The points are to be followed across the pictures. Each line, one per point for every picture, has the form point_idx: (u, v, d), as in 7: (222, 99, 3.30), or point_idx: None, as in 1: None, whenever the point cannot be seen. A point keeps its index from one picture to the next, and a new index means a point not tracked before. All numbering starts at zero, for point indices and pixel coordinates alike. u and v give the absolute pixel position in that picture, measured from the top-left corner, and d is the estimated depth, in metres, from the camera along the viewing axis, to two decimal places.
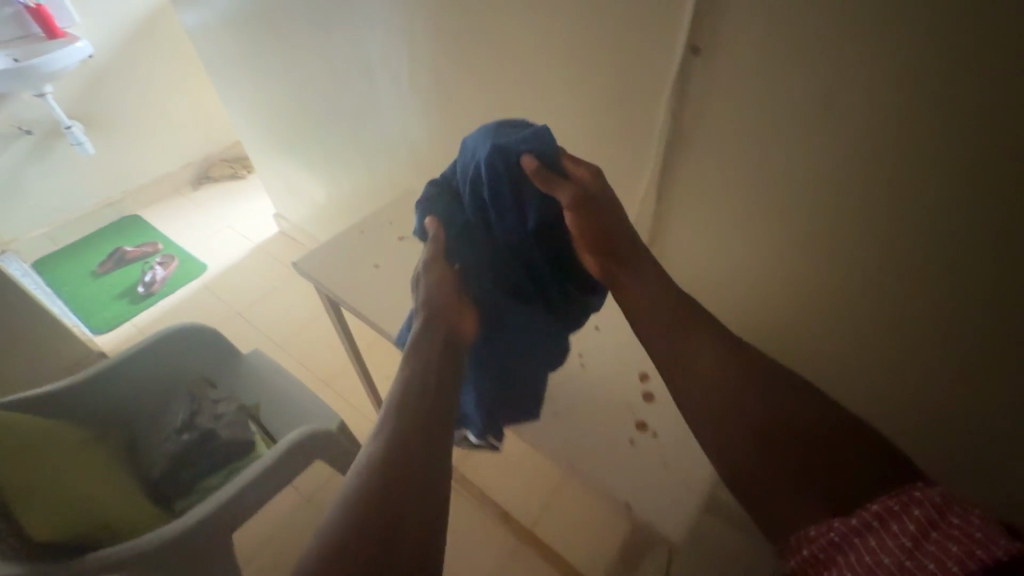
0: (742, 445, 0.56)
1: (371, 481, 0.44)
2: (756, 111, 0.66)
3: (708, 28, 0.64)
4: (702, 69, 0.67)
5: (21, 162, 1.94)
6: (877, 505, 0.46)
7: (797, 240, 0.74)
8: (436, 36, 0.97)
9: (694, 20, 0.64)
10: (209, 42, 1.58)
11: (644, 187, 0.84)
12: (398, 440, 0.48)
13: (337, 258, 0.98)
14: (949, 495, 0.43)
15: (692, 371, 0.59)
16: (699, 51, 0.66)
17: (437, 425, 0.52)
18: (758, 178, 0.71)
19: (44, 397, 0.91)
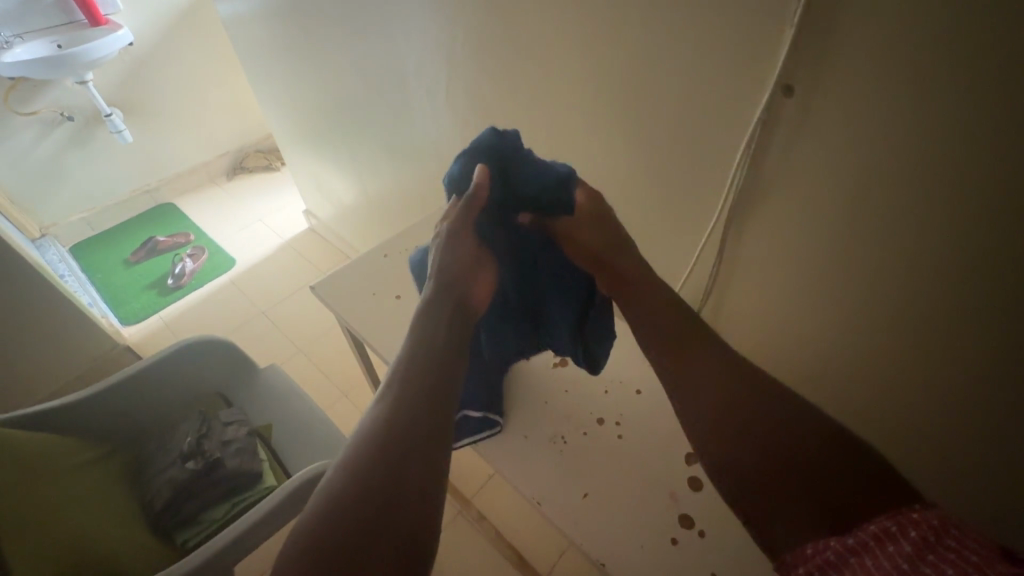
0: (737, 450, 0.51)
1: (370, 446, 0.45)
2: (859, 172, 0.53)
3: (807, 65, 0.51)
4: (793, 113, 0.55)
5: (62, 148, 1.96)
6: (874, 525, 0.42)
7: (892, 325, 0.60)
8: (475, 49, 0.87)
9: (790, 54, 0.51)
10: (245, 37, 1.53)
11: (706, 236, 0.72)
12: (402, 421, 0.47)
13: (359, 284, 0.93)
14: (945, 516, 0.40)
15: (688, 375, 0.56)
16: (792, 92, 0.54)
17: (441, 415, 0.49)
18: (851, 251, 0.58)
19: (47, 414, 0.88)
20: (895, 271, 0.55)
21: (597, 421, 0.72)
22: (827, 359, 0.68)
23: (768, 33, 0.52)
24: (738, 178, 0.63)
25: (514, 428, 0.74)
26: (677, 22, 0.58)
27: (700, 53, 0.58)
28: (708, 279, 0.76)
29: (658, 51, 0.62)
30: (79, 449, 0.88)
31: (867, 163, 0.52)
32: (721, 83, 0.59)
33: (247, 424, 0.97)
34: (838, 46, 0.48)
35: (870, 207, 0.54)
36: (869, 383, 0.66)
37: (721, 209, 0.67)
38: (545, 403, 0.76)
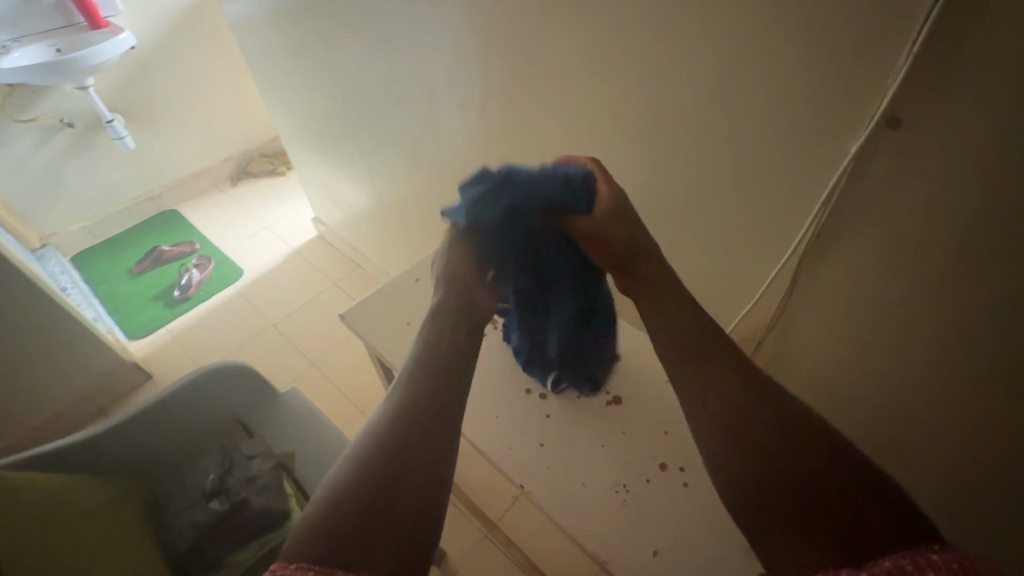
0: (733, 458, 0.42)
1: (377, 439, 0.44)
2: (975, 216, 0.47)
3: (923, 96, 0.45)
4: (898, 146, 0.49)
5: (62, 155, 1.89)
6: (887, 560, 0.34)
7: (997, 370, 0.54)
8: (513, 63, 0.82)
9: (902, 82, 0.46)
10: (253, 43, 1.48)
11: (778, 269, 0.66)
12: (404, 415, 0.46)
13: (391, 312, 0.88)
14: (970, 560, 0.32)
15: (689, 383, 0.46)
16: (900, 124, 0.48)
17: (447, 418, 0.47)
18: (953, 297, 0.52)
19: (61, 451, 0.85)
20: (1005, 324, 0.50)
21: (660, 466, 0.66)
22: (909, 405, 0.63)
23: (879, 57, 0.46)
24: (824, 210, 0.57)
25: (572, 473, 0.66)
26: (763, 42, 0.53)
27: (790, 76, 0.53)
28: (774, 312, 0.70)
29: (736, 72, 0.56)
30: (96, 488, 0.84)
31: (987, 207, 0.46)
32: (814, 109, 0.53)
33: (272, 456, 0.92)
34: (967, 77, 0.42)
35: (983, 254, 0.48)
36: (958, 435, 0.60)
37: (798, 242, 0.62)
38: (603, 445, 0.68)
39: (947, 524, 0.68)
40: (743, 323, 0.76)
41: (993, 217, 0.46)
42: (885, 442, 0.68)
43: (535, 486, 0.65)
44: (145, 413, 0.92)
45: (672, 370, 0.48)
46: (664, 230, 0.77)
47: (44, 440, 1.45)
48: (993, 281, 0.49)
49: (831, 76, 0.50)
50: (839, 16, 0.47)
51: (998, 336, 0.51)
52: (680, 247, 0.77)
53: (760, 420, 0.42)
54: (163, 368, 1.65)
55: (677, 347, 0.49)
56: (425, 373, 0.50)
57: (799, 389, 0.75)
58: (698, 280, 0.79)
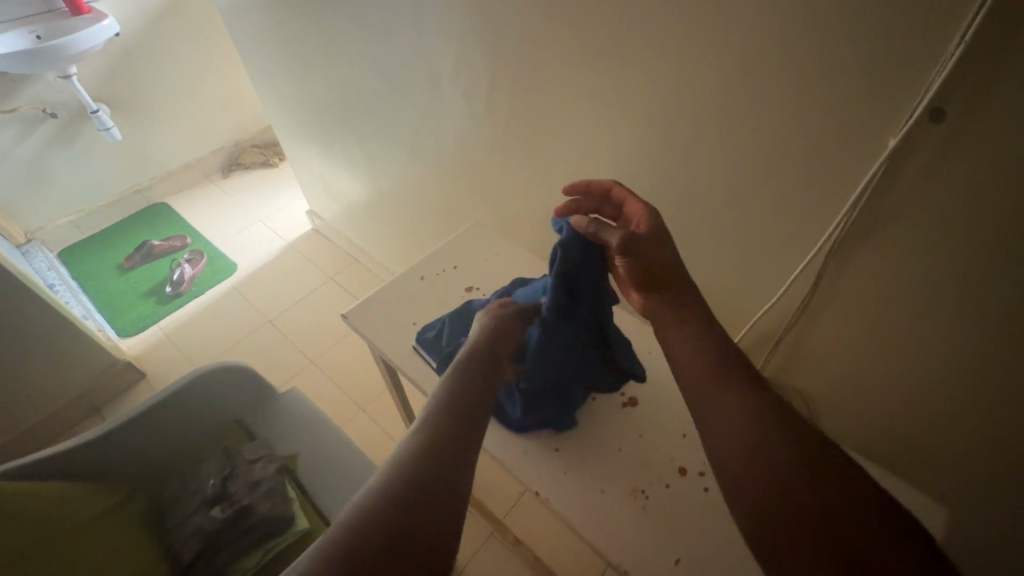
0: (758, 485, 0.41)
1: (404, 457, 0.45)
2: (1020, 211, 0.46)
3: (971, 88, 0.44)
4: (941, 140, 0.48)
5: (46, 147, 1.83)
6: None
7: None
8: (523, 53, 0.79)
9: (949, 75, 0.45)
10: (244, 31, 1.43)
11: (802, 265, 0.65)
12: (440, 432, 0.48)
13: (396, 311, 0.85)
14: None
15: (712, 410, 0.47)
16: (943, 117, 0.47)
17: (466, 444, 0.48)
18: (987, 294, 0.52)
19: (56, 458, 0.82)
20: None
21: (678, 471, 0.64)
22: (935, 399, 0.63)
23: (923, 50, 0.45)
24: (855, 207, 0.57)
25: (588, 478, 0.64)
26: (798, 31, 0.51)
27: (826, 68, 0.51)
28: (796, 309, 0.70)
29: (768, 63, 0.55)
30: (91, 499, 0.81)
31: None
32: (850, 102, 0.52)
33: (275, 460, 0.90)
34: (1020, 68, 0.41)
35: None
36: (986, 429, 0.60)
37: (826, 238, 0.61)
38: (619, 448, 0.67)
39: (969, 517, 0.68)
40: (762, 319, 0.75)
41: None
42: (909, 436, 0.68)
43: (551, 492, 0.63)
44: (139, 419, 0.89)
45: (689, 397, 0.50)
46: (681, 225, 0.75)
47: (36, 441, 1.42)
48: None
49: (871, 68, 0.49)
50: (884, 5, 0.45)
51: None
52: (696, 244, 0.76)
53: (768, 435, 0.43)
54: (157, 366, 1.61)
55: (692, 377, 0.51)
56: (446, 404, 0.52)
57: (819, 386, 0.75)
58: (714, 277, 0.77)
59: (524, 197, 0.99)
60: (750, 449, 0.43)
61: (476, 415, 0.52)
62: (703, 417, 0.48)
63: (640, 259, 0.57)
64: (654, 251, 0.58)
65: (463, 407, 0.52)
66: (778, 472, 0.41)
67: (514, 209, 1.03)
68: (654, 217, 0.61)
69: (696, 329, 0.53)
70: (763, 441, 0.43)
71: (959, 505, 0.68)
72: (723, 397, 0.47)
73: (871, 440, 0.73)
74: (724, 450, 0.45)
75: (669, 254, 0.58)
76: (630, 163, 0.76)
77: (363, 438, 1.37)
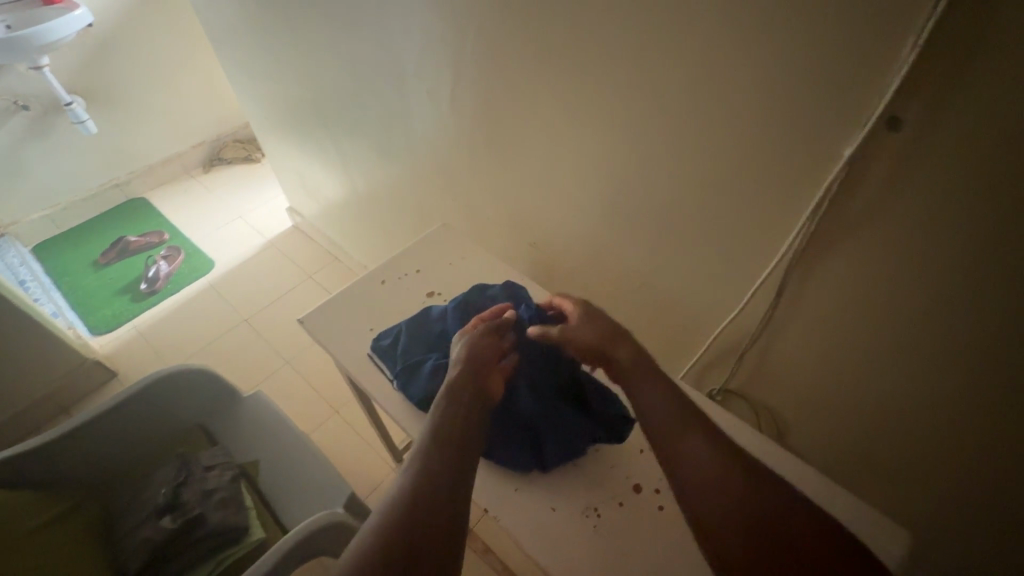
0: (726, 523, 0.43)
1: (400, 500, 0.47)
2: (979, 224, 0.44)
3: (929, 95, 0.42)
4: (899, 150, 0.46)
5: (18, 140, 1.78)
6: None
7: (992, 386, 0.51)
8: (485, 51, 0.76)
9: (906, 81, 0.43)
10: (216, 24, 1.39)
11: (765, 275, 0.63)
12: (431, 472, 0.49)
13: (354, 316, 0.83)
14: None
15: (676, 449, 0.48)
16: (901, 125, 0.45)
17: (457, 474, 0.50)
18: (947, 309, 0.50)
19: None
20: (1000, 333, 0.48)
21: (634, 488, 0.62)
22: (898, 415, 0.61)
23: (875, 54, 0.43)
24: (816, 218, 0.55)
25: (541, 494, 0.62)
26: (752, 32, 0.49)
27: (782, 70, 0.49)
28: (760, 319, 0.67)
29: (726, 64, 0.52)
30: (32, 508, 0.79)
31: (992, 214, 0.43)
32: (805, 108, 0.50)
33: (231, 468, 0.88)
34: (978, 74, 0.39)
35: (985, 264, 0.46)
36: (948, 444, 0.58)
37: (787, 248, 0.59)
38: (575, 462, 0.64)
39: (934, 533, 0.66)
40: (726, 328, 0.73)
41: (996, 226, 0.44)
42: (874, 450, 0.66)
43: (503, 508, 0.61)
44: (89, 425, 0.85)
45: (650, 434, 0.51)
46: (645, 231, 0.74)
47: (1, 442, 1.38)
48: (995, 291, 0.46)
49: (828, 71, 0.47)
50: (839, 4, 0.43)
51: (993, 345, 0.49)
52: (660, 251, 0.74)
53: (726, 468, 0.46)
54: (129, 365, 1.57)
55: (656, 415, 0.51)
56: (433, 437, 0.53)
57: (784, 398, 0.73)
58: (678, 286, 0.76)
59: (492, 200, 0.96)
60: (714, 483, 0.45)
61: (467, 442, 0.53)
62: (668, 452, 0.48)
63: (579, 337, 0.61)
64: (596, 329, 0.61)
65: (452, 435, 0.53)
66: (737, 505, 0.44)
67: (483, 211, 1.00)
68: (584, 304, 0.65)
69: (649, 376, 0.55)
70: (725, 475, 0.45)
71: (924, 521, 0.66)
72: (685, 432, 0.48)
73: (837, 454, 0.71)
74: (689, 483, 0.46)
75: (610, 328, 0.61)
76: (591, 168, 0.74)
77: (334, 441, 1.34)
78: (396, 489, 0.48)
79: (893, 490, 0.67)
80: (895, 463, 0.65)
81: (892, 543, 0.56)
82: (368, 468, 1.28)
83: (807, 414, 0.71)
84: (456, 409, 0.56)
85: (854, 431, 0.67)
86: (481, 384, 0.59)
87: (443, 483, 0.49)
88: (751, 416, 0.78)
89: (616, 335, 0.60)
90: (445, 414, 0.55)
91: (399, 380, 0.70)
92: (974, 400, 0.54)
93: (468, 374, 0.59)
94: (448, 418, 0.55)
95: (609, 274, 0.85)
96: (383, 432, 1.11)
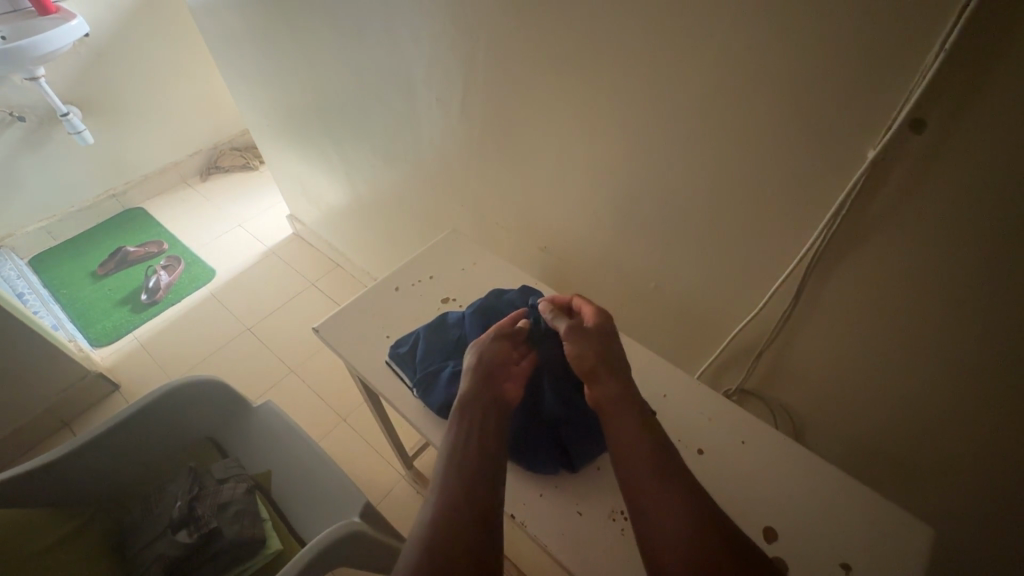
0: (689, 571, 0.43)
1: (430, 524, 0.47)
2: (1005, 224, 0.45)
3: (951, 99, 0.43)
4: (922, 152, 0.47)
5: (14, 151, 1.76)
6: None
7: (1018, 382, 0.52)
8: (496, 58, 0.76)
9: (930, 85, 0.43)
10: (217, 34, 1.39)
11: (783, 276, 0.63)
12: (454, 494, 0.50)
13: (368, 325, 0.83)
14: None
15: (647, 496, 0.49)
16: (924, 128, 0.45)
17: (483, 492, 0.50)
18: (971, 308, 0.51)
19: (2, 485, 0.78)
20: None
21: None
22: (919, 411, 0.61)
23: (899, 58, 0.44)
24: (836, 219, 0.55)
25: (565, 500, 0.62)
26: (773, 38, 0.49)
27: (803, 76, 0.49)
28: (778, 321, 0.68)
29: (746, 69, 0.53)
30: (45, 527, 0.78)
31: (1017, 215, 0.44)
32: (827, 112, 0.50)
33: (245, 479, 0.87)
34: (1005, 75, 0.40)
35: (1010, 264, 0.46)
36: (968, 442, 0.59)
37: (806, 250, 0.59)
38: (598, 467, 0.64)
39: (955, 529, 0.66)
40: (743, 330, 0.73)
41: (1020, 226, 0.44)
42: (894, 448, 0.67)
43: (528, 515, 0.61)
44: (98, 441, 0.84)
45: (627, 474, 0.51)
46: (660, 235, 0.74)
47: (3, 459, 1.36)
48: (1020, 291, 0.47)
49: (850, 76, 0.47)
50: (862, 11, 0.43)
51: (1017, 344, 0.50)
52: (676, 254, 0.74)
53: (694, 518, 0.46)
54: (131, 378, 1.55)
55: (631, 457, 0.52)
56: (454, 458, 0.53)
57: (801, 397, 0.73)
58: (694, 289, 0.76)
59: (501, 204, 0.97)
60: (684, 531, 0.46)
61: (490, 458, 0.54)
62: (644, 496, 0.49)
63: (579, 348, 0.61)
64: (598, 342, 0.62)
65: (474, 453, 0.54)
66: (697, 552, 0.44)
67: (492, 216, 1.01)
68: (604, 315, 0.66)
69: (631, 413, 0.56)
70: (693, 525, 0.46)
71: (943, 518, 0.66)
72: (657, 479, 0.49)
73: (856, 452, 0.72)
74: (661, 528, 0.47)
75: (609, 347, 0.62)
76: (605, 173, 0.74)
77: (343, 449, 1.33)
78: (426, 515, 0.49)
79: (915, 489, 0.67)
80: (917, 461, 0.65)
81: (916, 540, 0.56)
82: (378, 476, 1.27)
83: (826, 413, 0.72)
84: (471, 421, 0.57)
85: (874, 429, 0.67)
86: (495, 389, 0.60)
87: (471, 498, 0.49)
88: (767, 415, 0.79)
89: (612, 357, 0.61)
90: (459, 428, 0.56)
91: (419, 389, 0.70)
92: (998, 398, 0.54)
93: (480, 382, 0.61)
94: (463, 432, 0.56)
95: (622, 278, 0.85)
96: (395, 439, 1.11)
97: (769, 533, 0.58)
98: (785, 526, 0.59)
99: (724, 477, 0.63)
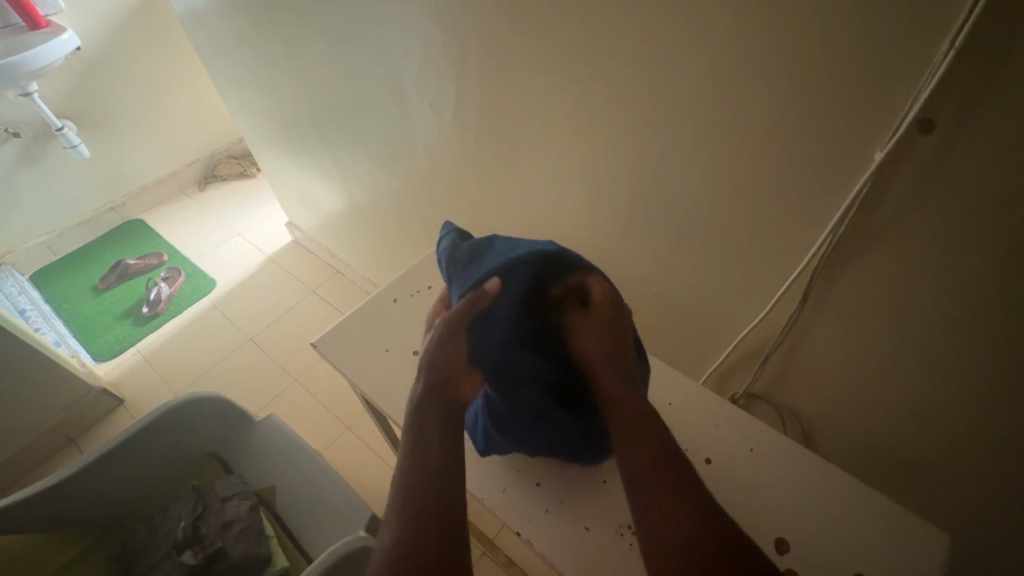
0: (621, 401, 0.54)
1: (402, 504, 0.47)
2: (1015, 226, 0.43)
3: (963, 98, 0.41)
4: (930, 153, 0.45)
5: (11, 167, 1.75)
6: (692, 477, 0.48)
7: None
8: (489, 62, 0.75)
9: (938, 85, 0.41)
10: (209, 45, 1.37)
11: (790, 279, 0.62)
12: (421, 477, 0.49)
13: (367, 338, 0.82)
14: None
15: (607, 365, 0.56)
16: (932, 128, 0.44)
17: (454, 476, 0.50)
18: (981, 310, 0.49)
19: None
20: None
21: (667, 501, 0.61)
22: (931, 414, 0.60)
23: (904, 58, 0.42)
24: (842, 223, 0.53)
25: (571, 515, 0.60)
26: (772, 42, 0.48)
27: (805, 76, 0.48)
28: (785, 324, 0.66)
29: (742, 74, 0.51)
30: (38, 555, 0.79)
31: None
32: (831, 115, 0.48)
33: (248, 496, 0.86)
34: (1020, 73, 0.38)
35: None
36: (982, 445, 0.57)
37: (813, 253, 0.57)
38: (604, 480, 0.63)
39: (971, 536, 0.64)
40: (748, 335, 0.72)
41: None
42: (906, 452, 0.65)
43: (532, 531, 0.60)
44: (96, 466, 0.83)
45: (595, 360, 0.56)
46: (662, 241, 0.72)
47: (11, 476, 1.36)
48: None
49: (855, 76, 0.45)
50: (864, 10, 0.42)
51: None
52: (677, 259, 0.73)
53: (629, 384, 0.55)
54: (135, 393, 1.55)
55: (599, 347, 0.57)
56: (421, 437, 0.52)
57: (810, 400, 0.71)
58: (697, 294, 0.74)
59: (496, 210, 0.95)
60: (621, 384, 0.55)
61: (453, 439, 0.53)
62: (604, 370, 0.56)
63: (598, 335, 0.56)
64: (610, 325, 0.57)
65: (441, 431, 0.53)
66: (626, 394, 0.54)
67: (488, 220, 0.99)
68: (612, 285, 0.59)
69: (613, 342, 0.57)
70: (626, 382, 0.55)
71: (959, 524, 0.64)
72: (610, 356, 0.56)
73: (867, 457, 0.70)
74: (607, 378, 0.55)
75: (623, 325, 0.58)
76: (602, 179, 0.73)
77: (349, 458, 1.33)
78: (396, 510, 0.47)
79: (929, 495, 0.65)
80: (930, 463, 0.63)
81: (934, 550, 0.54)
82: (383, 483, 1.27)
83: (836, 417, 0.70)
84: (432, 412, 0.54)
85: (882, 433, 0.66)
86: (450, 388, 0.56)
87: (442, 484, 0.48)
88: (776, 420, 0.76)
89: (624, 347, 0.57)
90: (422, 418, 0.53)
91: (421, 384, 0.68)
92: (1013, 401, 0.52)
93: (431, 386, 0.56)
94: (425, 428, 0.53)
95: (623, 284, 0.83)
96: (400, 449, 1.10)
97: (780, 543, 0.57)
98: (799, 536, 0.57)
99: (732, 486, 0.62)
